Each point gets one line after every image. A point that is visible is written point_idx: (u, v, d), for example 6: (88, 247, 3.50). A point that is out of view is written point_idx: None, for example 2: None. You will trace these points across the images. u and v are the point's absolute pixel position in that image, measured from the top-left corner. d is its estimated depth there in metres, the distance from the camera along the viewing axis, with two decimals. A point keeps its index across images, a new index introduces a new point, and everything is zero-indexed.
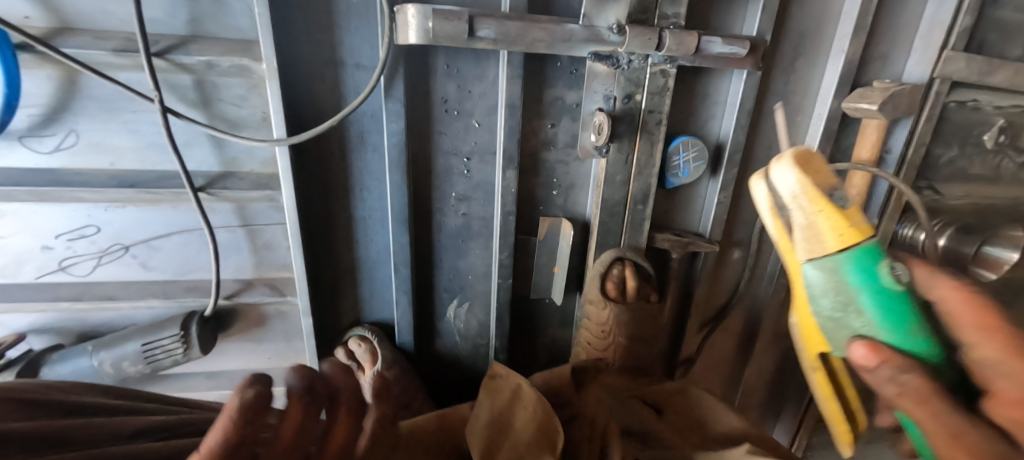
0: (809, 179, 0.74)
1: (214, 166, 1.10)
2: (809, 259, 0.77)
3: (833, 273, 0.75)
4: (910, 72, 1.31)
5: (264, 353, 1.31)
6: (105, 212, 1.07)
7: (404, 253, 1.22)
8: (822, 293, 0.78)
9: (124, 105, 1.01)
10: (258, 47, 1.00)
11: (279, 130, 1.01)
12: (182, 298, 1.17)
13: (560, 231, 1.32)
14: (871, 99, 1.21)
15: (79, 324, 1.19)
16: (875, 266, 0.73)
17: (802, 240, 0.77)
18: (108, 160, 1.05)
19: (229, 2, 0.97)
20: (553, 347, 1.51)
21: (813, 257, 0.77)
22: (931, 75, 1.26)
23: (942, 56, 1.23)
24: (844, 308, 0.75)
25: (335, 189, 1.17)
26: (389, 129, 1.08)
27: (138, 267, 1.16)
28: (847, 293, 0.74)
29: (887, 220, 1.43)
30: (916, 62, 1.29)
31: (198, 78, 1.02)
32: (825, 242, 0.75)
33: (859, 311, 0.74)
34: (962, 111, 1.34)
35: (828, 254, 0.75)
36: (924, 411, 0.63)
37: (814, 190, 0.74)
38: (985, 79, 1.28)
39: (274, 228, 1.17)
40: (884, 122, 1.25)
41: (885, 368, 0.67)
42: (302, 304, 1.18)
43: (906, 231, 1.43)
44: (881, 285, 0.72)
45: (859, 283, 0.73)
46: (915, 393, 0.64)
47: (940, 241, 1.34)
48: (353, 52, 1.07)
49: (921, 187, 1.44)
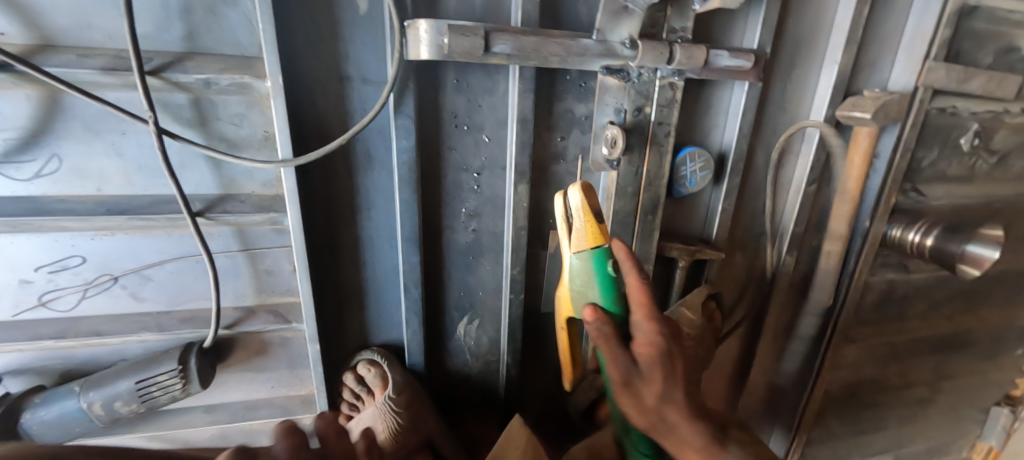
0: (587, 201, 0.92)
1: (212, 188, 1.04)
2: (575, 251, 0.96)
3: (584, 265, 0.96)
4: (895, 80, 1.36)
5: (266, 382, 1.23)
6: (90, 241, 1.01)
7: (415, 272, 1.18)
8: (575, 275, 0.98)
9: (111, 126, 0.96)
10: (260, 64, 0.95)
11: (285, 150, 0.96)
12: (178, 329, 1.09)
13: None
14: (864, 108, 1.23)
15: (62, 363, 1.10)
16: (606, 264, 0.95)
17: (572, 237, 0.95)
18: (93, 186, 0.99)
19: (228, 16, 0.94)
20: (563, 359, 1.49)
21: (574, 250, 0.96)
22: (916, 82, 1.30)
23: (925, 66, 1.27)
24: (585, 289, 0.97)
25: (342, 209, 1.13)
26: (399, 146, 1.05)
27: (129, 298, 1.09)
28: (589, 278, 0.96)
29: (878, 221, 1.45)
30: (901, 71, 1.35)
31: (195, 97, 0.97)
32: (581, 243, 0.94)
33: (596, 296, 0.96)
34: (942, 117, 1.40)
35: (581, 250, 0.94)
36: (605, 346, 0.85)
37: (586, 206, 0.92)
38: (963, 86, 1.33)
39: (277, 251, 1.11)
40: (877, 129, 1.26)
41: (597, 325, 0.85)
42: (309, 330, 1.12)
43: (894, 232, 1.45)
44: (611, 281, 0.95)
45: (595, 272, 0.95)
46: (603, 335, 0.85)
47: (928, 239, 1.35)
48: (360, 68, 1.03)
49: (907, 190, 1.47)
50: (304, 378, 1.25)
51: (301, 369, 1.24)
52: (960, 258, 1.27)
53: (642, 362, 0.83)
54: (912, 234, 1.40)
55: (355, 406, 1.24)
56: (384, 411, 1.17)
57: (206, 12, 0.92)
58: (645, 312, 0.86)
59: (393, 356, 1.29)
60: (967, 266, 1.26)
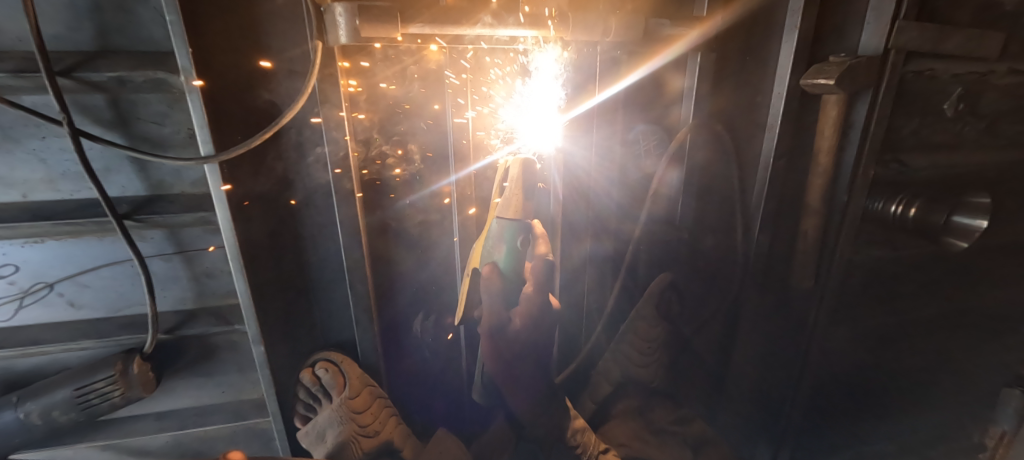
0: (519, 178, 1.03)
1: (139, 190, 1.03)
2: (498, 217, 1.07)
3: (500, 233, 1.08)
4: (864, 45, 0.99)
5: (217, 387, 1.21)
6: (21, 249, 1.01)
7: (361, 269, 1.16)
8: (490, 240, 1.08)
9: (30, 131, 0.94)
10: (173, 59, 0.92)
11: (205, 146, 0.92)
12: (117, 335, 1.07)
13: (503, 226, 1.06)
14: (828, 73, 0.97)
15: (5, 374, 1.09)
16: (517, 238, 1.05)
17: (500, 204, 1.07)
18: (19, 192, 0.98)
19: (138, 12, 0.91)
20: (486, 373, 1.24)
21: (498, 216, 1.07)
22: (886, 45, 0.95)
23: (896, 26, 0.93)
24: (492, 250, 1.07)
25: (278, 208, 1.09)
26: (330, 138, 1.04)
27: (66, 306, 1.08)
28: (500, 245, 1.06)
29: (857, 195, 1.08)
30: (870, 34, 0.98)
31: (112, 96, 0.95)
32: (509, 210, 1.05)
33: (500, 260, 1.06)
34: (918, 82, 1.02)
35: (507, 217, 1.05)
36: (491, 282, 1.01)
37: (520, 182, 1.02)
38: (941, 47, 0.96)
39: (214, 252, 1.10)
40: (844, 96, 1.00)
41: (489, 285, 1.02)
42: (250, 332, 1.09)
43: (876, 205, 1.10)
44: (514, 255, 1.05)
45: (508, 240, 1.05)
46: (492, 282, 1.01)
47: (910, 210, 1.05)
48: (284, 58, 1.00)
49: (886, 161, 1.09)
50: (255, 383, 1.22)
51: (251, 374, 1.21)
52: (946, 228, 1.05)
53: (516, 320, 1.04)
54: (895, 205, 1.06)
55: (311, 407, 1.18)
56: (338, 417, 1.11)
57: (115, 9, 0.90)
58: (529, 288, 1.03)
59: (350, 358, 1.23)
60: (954, 238, 1.09)
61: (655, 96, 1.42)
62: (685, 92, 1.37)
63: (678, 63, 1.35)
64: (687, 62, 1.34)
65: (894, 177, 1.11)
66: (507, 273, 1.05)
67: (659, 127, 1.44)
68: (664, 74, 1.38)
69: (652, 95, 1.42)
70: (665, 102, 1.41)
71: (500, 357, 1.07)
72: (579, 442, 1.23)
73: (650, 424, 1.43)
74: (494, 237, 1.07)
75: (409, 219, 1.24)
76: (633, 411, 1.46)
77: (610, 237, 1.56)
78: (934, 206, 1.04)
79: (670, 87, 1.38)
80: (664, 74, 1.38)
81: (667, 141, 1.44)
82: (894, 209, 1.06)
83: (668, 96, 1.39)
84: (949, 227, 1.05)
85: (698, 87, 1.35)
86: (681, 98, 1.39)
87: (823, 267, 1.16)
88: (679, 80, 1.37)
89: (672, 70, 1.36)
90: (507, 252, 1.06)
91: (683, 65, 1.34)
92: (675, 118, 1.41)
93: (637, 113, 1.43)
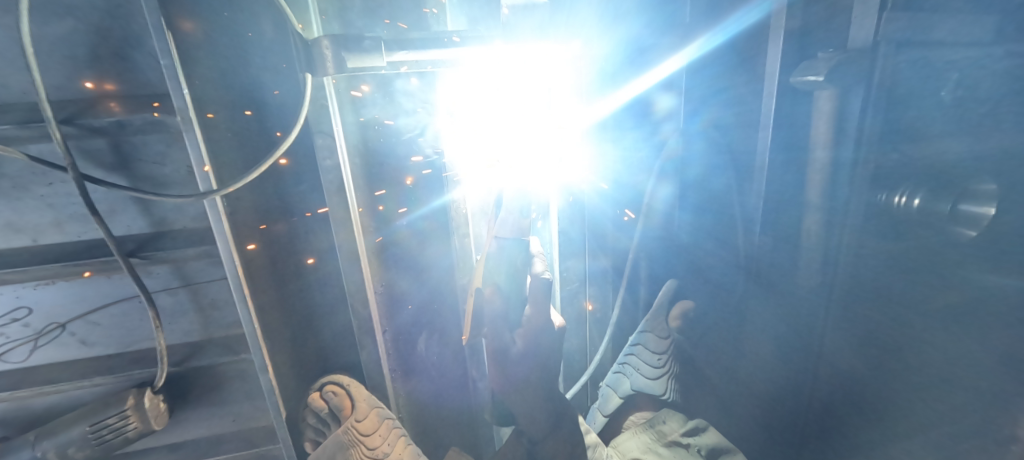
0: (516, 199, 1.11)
1: (143, 228, 1.06)
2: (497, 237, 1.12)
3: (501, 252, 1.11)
4: None
5: (228, 416, 1.23)
6: (33, 291, 1.05)
7: (363, 293, 1.17)
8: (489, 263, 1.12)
9: (39, 178, 0.98)
10: (170, 100, 0.95)
11: (205, 182, 0.94)
12: (129, 370, 1.10)
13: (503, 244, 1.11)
14: None
15: (23, 412, 1.13)
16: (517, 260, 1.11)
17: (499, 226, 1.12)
18: (29, 236, 1.01)
19: (134, 57, 0.94)
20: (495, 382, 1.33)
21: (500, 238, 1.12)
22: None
23: None
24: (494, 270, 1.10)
25: (279, 236, 1.11)
26: (326, 167, 1.06)
27: (78, 344, 1.11)
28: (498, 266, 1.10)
29: (857, 190, 0.97)
30: None
31: (114, 140, 0.99)
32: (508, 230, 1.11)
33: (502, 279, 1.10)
34: None
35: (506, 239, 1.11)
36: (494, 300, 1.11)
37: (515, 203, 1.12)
38: None
39: (217, 284, 1.12)
40: None
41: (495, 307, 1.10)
42: (257, 361, 1.08)
43: (891, 200, 0.92)
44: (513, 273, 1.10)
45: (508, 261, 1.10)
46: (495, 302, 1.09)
47: (912, 200, 0.88)
48: (278, 92, 1.02)
49: None
50: (265, 410, 1.24)
51: (260, 401, 1.23)
52: (952, 217, 0.84)
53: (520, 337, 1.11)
54: (897, 197, 0.90)
55: (320, 430, 1.19)
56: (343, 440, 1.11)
57: (112, 57, 0.94)
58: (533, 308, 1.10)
59: (357, 380, 1.26)
60: (961, 225, 0.83)
61: (646, 117, 1.50)
62: (674, 110, 1.40)
63: (666, 84, 1.40)
64: (674, 82, 1.37)
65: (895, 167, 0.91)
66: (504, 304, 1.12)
67: (651, 144, 1.50)
68: (653, 94, 1.45)
69: (643, 115, 1.51)
70: (655, 121, 1.47)
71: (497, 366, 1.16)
72: None
73: (661, 437, 1.46)
74: (496, 258, 1.11)
75: (407, 241, 1.28)
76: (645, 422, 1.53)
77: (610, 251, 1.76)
78: (938, 194, 0.86)
79: (658, 107, 1.45)
80: (653, 95, 1.46)
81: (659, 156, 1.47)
82: (897, 201, 0.90)
83: (657, 116, 1.46)
84: (956, 219, 0.84)
85: (688, 105, 1.34)
86: (670, 115, 1.41)
87: (831, 259, 1.05)
88: (666, 100, 1.42)
89: (659, 91, 1.43)
90: (508, 272, 1.11)
91: (671, 86, 1.38)
92: (664, 134, 1.44)
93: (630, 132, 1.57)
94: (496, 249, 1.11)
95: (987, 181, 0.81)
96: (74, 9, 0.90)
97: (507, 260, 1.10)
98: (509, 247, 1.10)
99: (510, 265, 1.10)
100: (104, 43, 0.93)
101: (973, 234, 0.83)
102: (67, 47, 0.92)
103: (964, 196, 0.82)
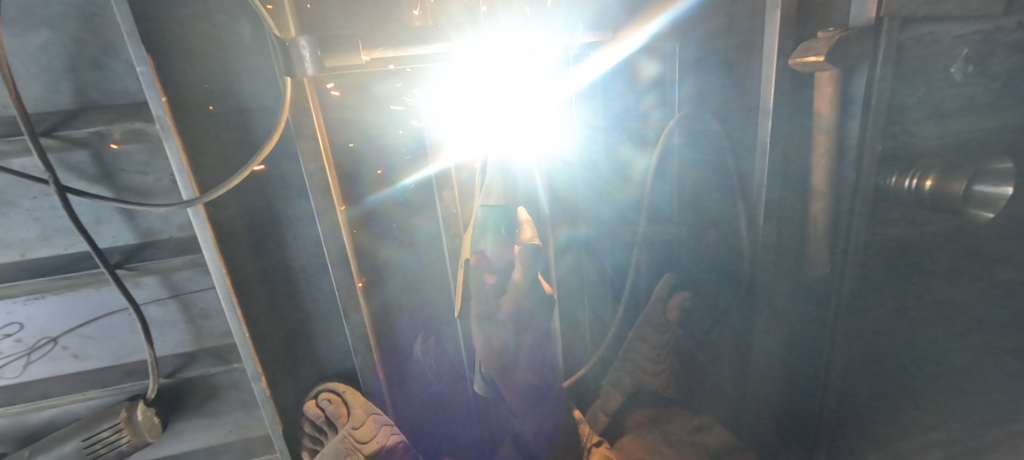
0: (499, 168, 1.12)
1: (130, 239, 1.05)
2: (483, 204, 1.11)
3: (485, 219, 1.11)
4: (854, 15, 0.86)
5: (224, 426, 1.22)
6: (24, 306, 1.05)
7: (353, 297, 1.15)
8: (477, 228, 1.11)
9: (23, 193, 0.98)
10: (148, 109, 0.94)
11: (187, 191, 0.94)
12: (123, 382, 1.08)
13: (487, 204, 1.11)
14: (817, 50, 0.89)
15: (20, 427, 1.14)
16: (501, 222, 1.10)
17: (484, 192, 1.12)
18: (17, 251, 1.01)
19: (112, 67, 0.93)
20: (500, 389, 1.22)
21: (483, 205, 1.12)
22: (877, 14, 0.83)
23: None
24: (480, 238, 1.11)
25: (265, 243, 1.09)
26: (309, 170, 1.04)
27: (71, 358, 1.10)
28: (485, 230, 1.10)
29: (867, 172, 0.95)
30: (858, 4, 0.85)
31: (96, 152, 0.98)
32: (492, 195, 1.11)
33: (487, 245, 1.10)
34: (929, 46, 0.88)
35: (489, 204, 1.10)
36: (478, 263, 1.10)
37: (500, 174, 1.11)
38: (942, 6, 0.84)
39: (205, 293, 1.11)
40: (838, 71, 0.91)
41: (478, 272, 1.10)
42: (250, 370, 1.08)
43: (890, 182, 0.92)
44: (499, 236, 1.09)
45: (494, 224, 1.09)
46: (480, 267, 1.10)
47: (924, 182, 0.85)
48: (258, 95, 1.01)
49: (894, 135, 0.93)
50: (261, 419, 1.22)
51: (256, 411, 1.22)
52: (964, 199, 0.82)
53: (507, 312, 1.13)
54: (908, 180, 0.87)
55: (317, 438, 1.17)
56: (344, 449, 1.07)
57: (90, 66, 0.93)
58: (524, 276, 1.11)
59: (355, 388, 1.23)
60: (975, 208, 0.82)
61: (630, 83, 1.42)
62: (659, 78, 1.35)
63: (649, 50, 1.35)
64: (659, 48, 1.32)
65: (906, 150, 0.90)
66: (496, 265, 1.09)
67: (634, 115, 1.44)
68: (637, 61, 1.38)
69: (627, 81, 1.43)
70: (640, 88, 1.41)
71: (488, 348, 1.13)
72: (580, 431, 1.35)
73: (668, 436, 1.40)
74: (481, 225, 1.11)
75: (393, 210, 1.26)
76: (649, 423, 1.44)
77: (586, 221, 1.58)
78: (951, 175, 0.83)
79: (643, 74, 1.39)
80: (638, 61, 1.38)
81: (642, 127, 1.44)
82: (907, 183, 0.88)
83: (641, 83, 1.40)
84: (970, 201, 0.82)
85: (675, 72, 1.31)
86: (655, 84, 1.37)
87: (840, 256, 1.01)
88: (651, 66, 1.36)
89: (643, 57, 1.37)
90: (494, 238, 1.09)
91: (656, 51, 1.33)
92: (648, 104, 1.40)
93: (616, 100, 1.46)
94: (480, 217, 1.11)
95: (1006, 159, 0.81)
96: (50, 20, 0.89)
97: (491, 227, 1.09)
98: (491, 214, 1.09)
99: (492, 232, 1.08)
100: (81, 53, 0.92)
101: (990, 215, 0.82)
102: (45, 59, 0.91)
103: (980, 176, 0.80)
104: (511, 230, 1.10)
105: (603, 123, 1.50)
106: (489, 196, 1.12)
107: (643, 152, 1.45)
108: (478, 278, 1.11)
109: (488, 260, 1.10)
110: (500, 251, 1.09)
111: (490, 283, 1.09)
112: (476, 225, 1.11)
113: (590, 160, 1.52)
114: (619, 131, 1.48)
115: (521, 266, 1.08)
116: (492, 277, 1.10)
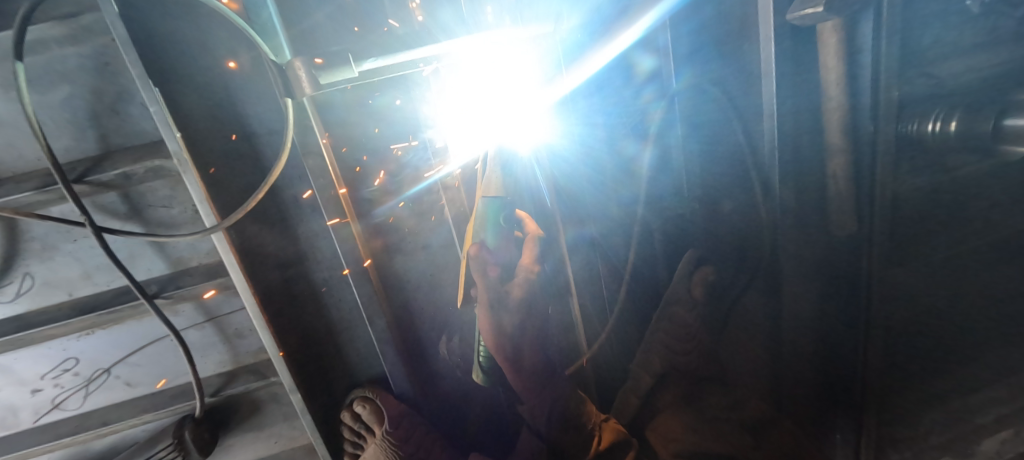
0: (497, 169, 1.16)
1: (163, 269, 1.11)
2: (484, 196, 1.16)
3: (485, 209, 1.16)
4: None
5: (270, 438, 1.29)
6: (77, 342, 1.13)
7: (375, 304, 1.20)
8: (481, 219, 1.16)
9: (64, 236, 1.05)
10: (165, 146, 1.00)
11: (209, 218, 0.99)
12: (174, 404, 1.17)
13: (490, 194, 1.16)
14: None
15: (86, 454, 1.24)
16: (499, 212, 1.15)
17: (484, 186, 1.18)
18: (65, 291, 1.09)
19: (128, 111, 0.99)
20: (517, 368, 1.23)
21: (484, 196, 1.17)
22: None
23: None
24: (480, 227, 1.17)
25: (287, 261, 1.14)
26: (319, 186, 1.09)
27: (123, 386, 1.18)
28: (482, 220, 1.16)
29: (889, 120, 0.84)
30: None
31: (125, 192, 1.05)
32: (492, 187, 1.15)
33: (484, 234, 1.16)
34: None
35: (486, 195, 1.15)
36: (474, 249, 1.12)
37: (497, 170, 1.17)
38: None
39: (237, 314, 1.17)
40: None
41: (474, 260, 1.13)
42: (285, 381, 1.12)
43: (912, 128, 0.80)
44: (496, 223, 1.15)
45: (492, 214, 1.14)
46: (479, 258, 1.13)
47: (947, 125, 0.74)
48: (263, 121, 1.06)
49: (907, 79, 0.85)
50: (301, 429, 1.28)
51: (296, 421, 1.28)
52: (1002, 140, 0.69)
53: (511, 301, 1.18)
54: (930, 124, 0.76)
55: (356, 442, 1.22)
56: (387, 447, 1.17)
57: (109, 112, 0.99)
58: (528, 261, 1.20)
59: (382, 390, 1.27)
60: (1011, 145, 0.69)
61: (627, 79, 1.41)
62: (657, 70, 1.31)
63: (646, 43, 1.30)
64: (655, 40, 1.27)
65: None
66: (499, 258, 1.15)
67: (633, 109, 1.42)
68: (634, 56, 1.36)
69: (625, 77, 1.42)
70: (638, 83, 1.39)
71: (497, 332, 1.18)
72: (584, 412, 1.30)
73: (702, 412, 1.39)
74: (481, 215, 1.16)
75: (401, 220, 1.27)
76: (681, 400, 1.43)
77: (592, 220, 1.64)
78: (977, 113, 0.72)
79: (640, 68, 1.36)
80: (632, 57, 1.37)
81: (643, 121, 1.39)
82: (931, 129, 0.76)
83: (639, 78, 1.37)
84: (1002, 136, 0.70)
85: (671, 63, 1.25)
86: (653, 77, 1.33)
87: None
88: (648, 60, 1.33)
89: (641, 51, 1.33)
90: (492, 227, 1.16)
91: (650, 45, 1.29)
92: (647, 98, 1.36)
93: (615, 95, 1.46)
94: (480, 208, 1.16)
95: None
96: (69, 74, 0.96)
97: (490, 218, 1.15)
98: (490, 206, 1.15)
99: (491, 222, 1.15)
100: (100, 101, 0.98)
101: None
102: (69, 110, 0.98)
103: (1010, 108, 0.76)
104: (508, 224, 1.17)
105: (601, 118, 1.52)
106: (488, 187, 1.17)
107: (645, 146, 1.41)
108: (484, 269, 1.14)
109: (485, 246, 1.14)
110: (498, 238, 1.17)
111: (495, 275, 1.15)
112: (477, 217, 1.17)
113: (591, 156, 1.55)
114: (615, 127, 1.49)
115: (529, 254, 1.21)
116: (498, 270, 1.17)
